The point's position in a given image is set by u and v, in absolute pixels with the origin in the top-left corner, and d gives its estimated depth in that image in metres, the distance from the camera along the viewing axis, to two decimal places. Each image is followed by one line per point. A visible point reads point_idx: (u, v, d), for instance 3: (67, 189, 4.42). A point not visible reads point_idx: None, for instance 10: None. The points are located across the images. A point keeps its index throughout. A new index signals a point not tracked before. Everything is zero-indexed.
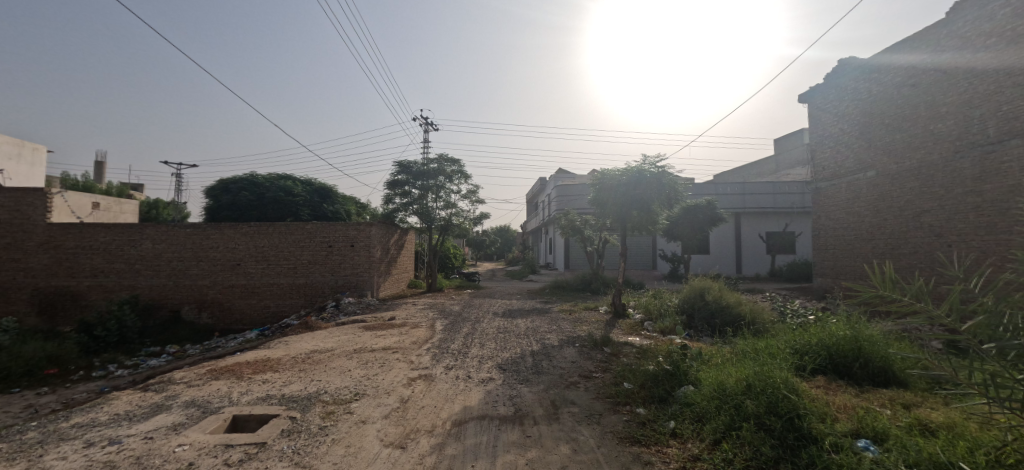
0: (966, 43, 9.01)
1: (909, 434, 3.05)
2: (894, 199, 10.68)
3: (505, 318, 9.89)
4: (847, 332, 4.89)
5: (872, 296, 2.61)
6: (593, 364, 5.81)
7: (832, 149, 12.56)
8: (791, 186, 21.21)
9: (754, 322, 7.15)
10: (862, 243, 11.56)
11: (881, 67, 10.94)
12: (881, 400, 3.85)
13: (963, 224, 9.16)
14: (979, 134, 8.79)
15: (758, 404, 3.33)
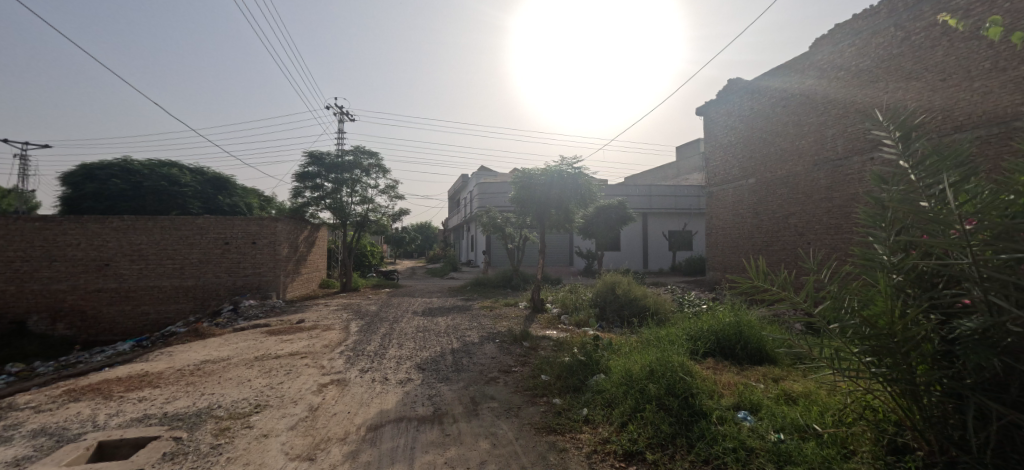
0: (823, 73, 10.70)
1: (776, 403, 3.58)
2: (768, 203, 12.35)
3: (425, 317, 9.70)
4: (732, 318, 5.55)
5: (750, 286, 3.03)
6: (513, 358, 5.93)
7: (721, 158, 14.14)
8: (689, 189, 23.50)
9: (657, 312, 7.83)
10: (743, 241, 13.21)
11: (760, 89, 12.59)
12: (756, 375, 4.47)
13: (819, 225, 10.86)
14: (831, 150, 10.51)
15: (659, 387, 3.67)
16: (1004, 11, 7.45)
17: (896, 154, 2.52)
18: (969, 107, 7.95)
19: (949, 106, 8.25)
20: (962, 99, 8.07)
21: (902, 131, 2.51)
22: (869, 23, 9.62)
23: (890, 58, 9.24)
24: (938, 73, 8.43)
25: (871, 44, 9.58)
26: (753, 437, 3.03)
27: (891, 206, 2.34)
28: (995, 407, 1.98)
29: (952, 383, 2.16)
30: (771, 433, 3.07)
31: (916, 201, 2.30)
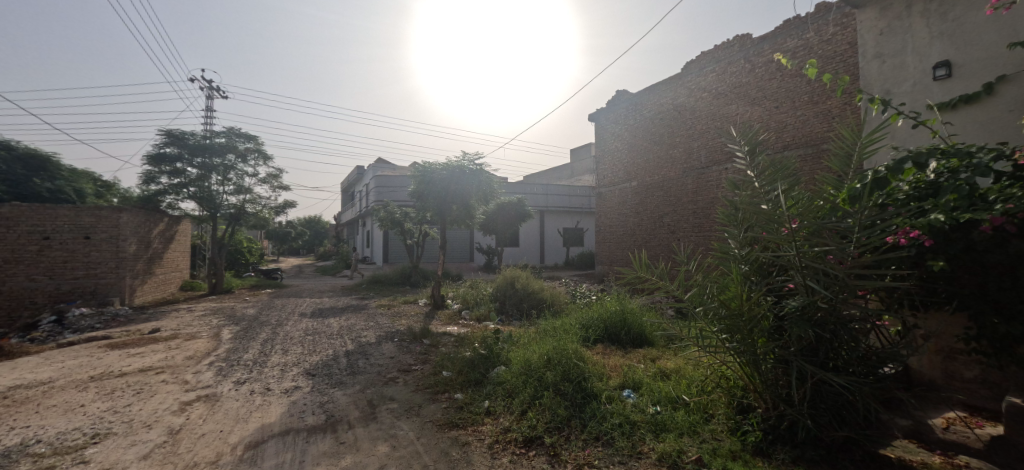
0: (691, 92, 12.27)
1: (653, 379, 4.06)
2: (647, 204, 13.81)
3: (314, 318, 8.96)
4: (617, 306, 6.13)
5: (631, 277, 3.39)
6: (413, 357, 5.80)
7: (609, 162, 15.39)
8: (582, 189, 25.23)
9: (553, 304, 8.28)
10: (627, 237, 14.59)
11: (642, 101, 13.98)
12: (637, 356, 5.01)
13: (687, 224, 12.48)
14: (697, 159, 12.14)
15: (555, 374, 3.91)
16: (818, 56, 9.32)
17: (745, 165, 3.02)
18: (794, 131, 9.82)
19: (781, 129, 10.10)
20: (789, 123, 9.93)
21: (750, 146, 2.98)
22: (726, 53, 11.32)
23: (741, 85, 10.97)
24: (773, 101, 10.26)
25: (727, 71, 11.28)
26: (636, 412, 3.40)
27: (741, 209, 2.81)
28: (809, 368, 2.54)
29: (781, 351, 2.70)
30: (650, 406, 3.49)
31: (758, 205, 2.80)
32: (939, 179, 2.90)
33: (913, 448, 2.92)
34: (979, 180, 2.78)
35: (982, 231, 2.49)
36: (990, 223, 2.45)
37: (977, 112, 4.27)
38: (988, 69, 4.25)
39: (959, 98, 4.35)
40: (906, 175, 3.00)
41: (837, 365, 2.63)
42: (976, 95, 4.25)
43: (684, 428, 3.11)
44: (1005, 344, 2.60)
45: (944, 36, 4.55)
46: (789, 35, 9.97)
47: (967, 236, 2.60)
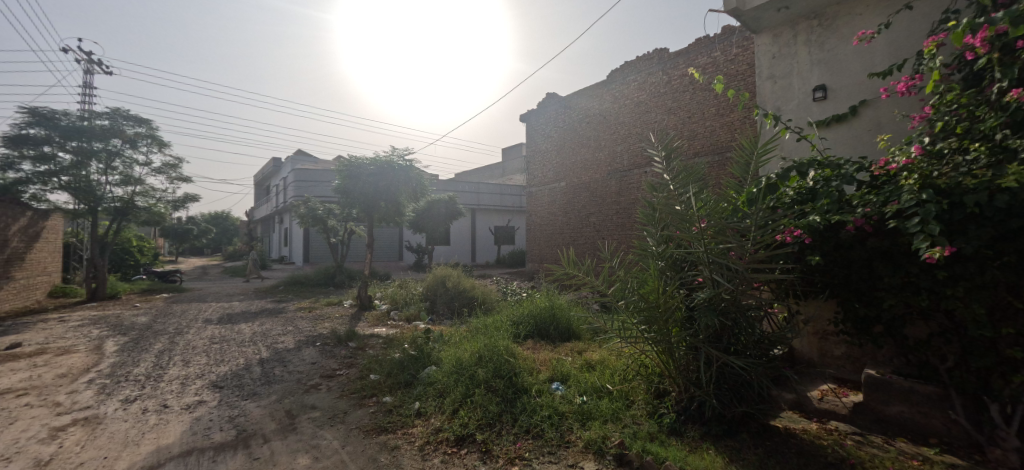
0: (616, 99, 12.98)
1: (580, 371, 4.25)
2: (575, 203, 14.37)
3: (222, 325, 8.14)
4: (547, 302, 6.33)
5: (559, 273, 3.54)
6: (337, 361, 5.51)
7: (539, 162, 15.76)
8: (513, 188, 25.60)
9: (484, 302, 8.32)
10: (556, 236, 15.06)
11: (571, 104, 14.50)
12: (566, 350, 5.22)
13: (611, 223, 13.19)
14: (620, 163, 12.89)
15: (487, 371, 3.95)
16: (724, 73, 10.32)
17: (662, 169, 3.28)
18: (704, 139, 10.80)
19: (692, 137, 11.04)
20: (699, 132, 10.89)
21: (666, 151, 3.27)
22: (646, 65, 12.14)
23: (659, 95, 11.83)
24: (686, 112, 11.19)
25: (647, 82, 12.10)
26: (564, 403, 3.54)
27: (658, 209, 3.10)
28: (715, 353, 2.84)
29: (692, 339, 2.97)
30: (578, 396, 3.65)
31: (673, 206, 3.08)
32: (816, 186, 3.36)
33: (795, 418, 3.42)
34: (846, 187, 3.26)
35: (848, 230, 2.94)
36: (854, 223, 2.89)
37: (847, 132, 4.29)
38: (859, 92, 4.26)
39: (833, 118, 4.34)
40: (792, 182, 3.45)
41: (737, 349, 2.96)
42: (848, 116, 4.26)
43: (607, 415, 3.30)
44: (863, 325, 3.11)
45: (822, 61, 4.51)
46: (700, 52, 10.92)
47: (837, 235, 3.06)
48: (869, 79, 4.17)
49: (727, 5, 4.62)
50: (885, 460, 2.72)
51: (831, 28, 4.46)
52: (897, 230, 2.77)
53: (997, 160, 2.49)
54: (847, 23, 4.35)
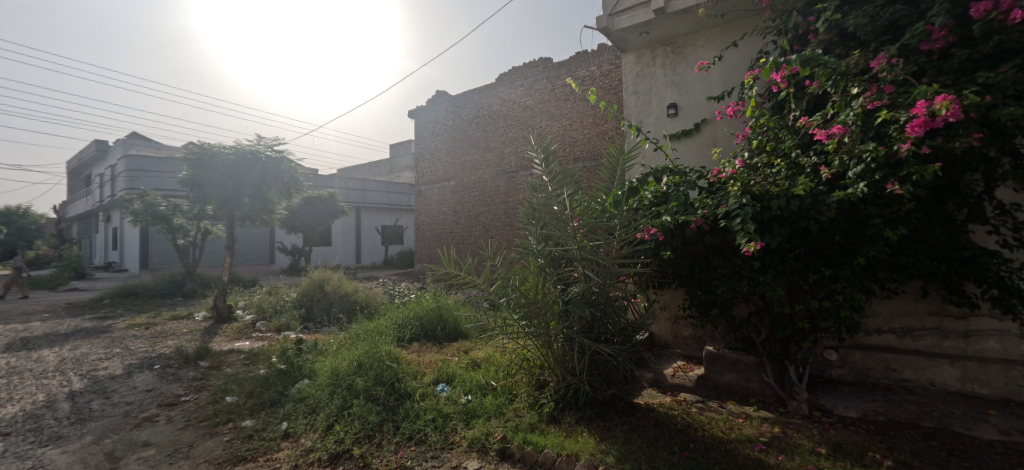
0: (504, 103, 13.35)
1: (465, 370, 4.26)
2: (464, 203, 14.36)
3: (11, 352, 6.32)
4: (434, 303, 6.24)
5: (441, 273, 3.49)
6: (182, 386, 4.67)
7: (428, 160, 15.43)
8: (401, 186, 24.70)
9: (368, 305, 7.86)
10: (445, 235, 14.88)
11: (460, 104, 14.50)
12: (452, 350, 5.21)
13: (499, 222, 13.48)
14: (508, 164, 13.27)
15: (366, 380, 3.72)
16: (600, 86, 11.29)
17: (542, 171, 3.45)
18: (582, 146, 11.68)
19: (572, 143, 11.86)
20: (578, 139, 11.75)
21: (544, 153, 3.43)
22: (533, 72, 12.72)
23: (543, 102, 12.47)
24: (567, 119, 11.99)
25: (533, 88, 12.67)
26: (448, 404, 3.51)
27: (537, 209, 3.25)
28: (587, 342, 3.09)
29: (567, 331, 3.17)
30: (462, 396, 3.65)
31: (551, 205, 3.26)
32: (669, 190, 3.83)
33: (654, 393, 3.90)
34: (690, 192, 3.78)
35: (691, 228, 3.42)
36: (695, 223, 3.36)
37: (692, 145, 5.00)
38: (700, 112, 4.99)
39: (681, 132, 5.02)
40: (650, 186, 3.88)
41: (606, 337, 3.24)
42: (692, 132, 4.98)
43: (491, 411, 3.36)
44: (703, 309, 3.66)
45: (673, 83, 5.20)
46: (579, 65, 11.77)
47: (683, 232, 3.55)
48: (706, 102, 4.91)
49: (599, 23, 5.04)
50: (719, 421, 3.26)
51: (681, 55, 5.15)
52: (726, 229, 3.31)
53: (792, 173, 3.12)
54: (693, 52, 5.06)
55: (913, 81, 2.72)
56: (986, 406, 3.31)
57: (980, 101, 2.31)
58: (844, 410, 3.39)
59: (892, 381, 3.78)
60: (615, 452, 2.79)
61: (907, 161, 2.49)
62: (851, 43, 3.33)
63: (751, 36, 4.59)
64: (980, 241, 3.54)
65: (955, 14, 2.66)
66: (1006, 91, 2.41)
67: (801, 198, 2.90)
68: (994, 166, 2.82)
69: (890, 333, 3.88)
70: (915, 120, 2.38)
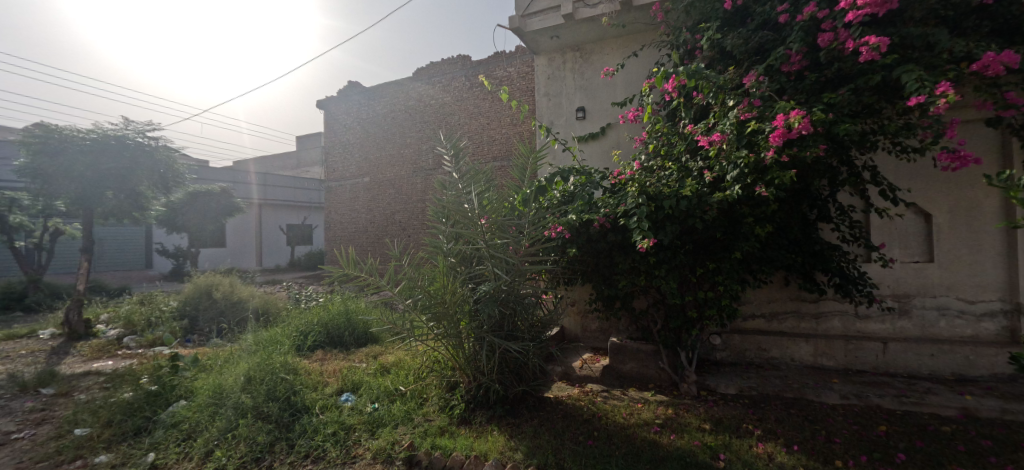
0: (421, 98, 12.99)
1: (373, 377, 4.06)
2: (379, 200, 13.70)
3: None
4: (342, 308, 5.86)
5: (342, 274, 3.26)
6: (14, 421, 3.83)
7: (339, 154, 14.49)
8: (308, 182, 22.92)
9: (266, 313, 7.15)
10: (358, 234, 14.07)
11: (375, 97, 13.84)
12: (360, 356, 4.93)
13: (416, 221, 13.06)
14: (425, 161, 12.93)
15: (255, 396, 3.35)
16: (517, 87, 11.46)
17: (451, 167, 3.38)
18: (500, 145, 11.77)
19: (490, 142, 11.90)
20: (496, 139, 11.81)
21: (454, 150, 3.37)
22: (451, 69, 12.54)
23: (462, 100, 12.35)
24: (485, 119, 12.00)
25: (452, 85, 12.49)
26: (352, 415, 3.32)
27: (446, 207, 3.19)
28: (496, 341, 3.12)
29: (477, 330, 3.16)
30: (369, 405, 3.49)
31: (461, 203, 3.21)
32: (575, 190, 3.99)
33: (563, 386, 4.05)
34: (595, 192, 3.97)
35: (595, 226, 3.58)
36: (598, 221, 3.52)
37: (598, 147, 5.27)
38: (605, 116, 5.27)
39: (589, 135, 5.26)
40: (558, 185, 4.00)
41: (516, 334, 3.30)
42: (598, 135, 5.24)
43: (399, 418, 3.26)
44: (607, 302, 3.88)
45: (582, 87, 5.42)
46: (497, 65, 11.84)
47: (587, 230, 3.72)
48: (611, 107, 5.20)
49: (512, 23, 5.06)
50: (621, 408, 3.46)
51: (588, 61, 5.38)
52: (625, 227, 3.52)
53: (681, 176, 3.40)
54: (599, 60, 5.32)
55: (775, 97, 3.09)
56: (831, 376, 3.92)
57: (825, 117, 2.69)
58: (726, 388, 3.79)
59: (763, 359, 4.32)
60: (524, 448, 2.86)
61: (771, 167, 2.83)
62: (729, 61, 3.73)
63: (648, 49, 4.96)
64: (827, 237, 4.18)
65: (806, 42, 3.10)
66: (843, 110, 2.85)
67: (688, 199, 3.18)
68: (836, 173, 3.34)
69: (761, 317, 4.44)
70: (776, 132, 2.69)
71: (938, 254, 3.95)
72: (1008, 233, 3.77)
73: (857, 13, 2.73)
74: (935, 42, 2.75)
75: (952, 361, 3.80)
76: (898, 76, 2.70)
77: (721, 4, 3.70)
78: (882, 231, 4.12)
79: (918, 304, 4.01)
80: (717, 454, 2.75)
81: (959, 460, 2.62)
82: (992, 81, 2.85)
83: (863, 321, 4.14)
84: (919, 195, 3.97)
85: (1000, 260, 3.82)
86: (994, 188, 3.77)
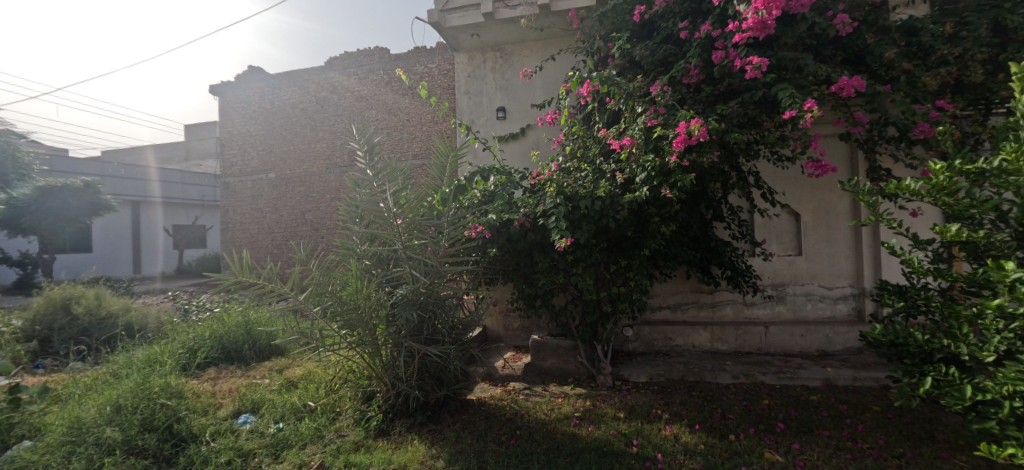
0: (334, 90, 12.16)
1: (277, 394, 3.81)
2: (287, 199, 12.57)
3: None
4: (240, 319, 5.26)
5: (235, 283, 2.89)
6: None
7: (238, 147, 13.06)
8: (200, 177, 20.35)
9: (145, 328, 6.19)
10: (264, 236, 12.78)
11: (280, 85, 12.68)
12: (262, 372, 4.47)
13: (330, 220, 12.22)
14: (339, 157, 12.14)
15: (124, 429, 2.92)
16: (437, 84, 11.22)
17: (365, 164, 3.18)
18: (421, 143, 11.44)
19: (410, 139, 11.52)
20: (417, 136, 11.46)
21: (368, 146, 3.16)
22: (367, 61, 11.92)
23: (379, 94, 11.79)
24: (405, 115, 11.59)
25: (368, 78, 11.87)
26: (252, 440, 3.09)
27: (360, 206, 2.99)
28: (416, 346, 3.01)
29: (395, 336, 3.03)
30: (271, 425, 3.28)
31: (375, 203, 3.04)
32: (495, 189, 3.97)
33: (486, 387, 4.03)
34: (515, 191, 4.00)
35: (515, 225, 3.59)
36: (518, 220, 3.54)
37: (518, 147, 5.34)
38: (525, 117, 5.35)
39: (509, 136, 5.30)
40: (478, 185, 3.95)
41: (436, 337, 3.21)
42: (519, 135, 5.30)
43: (308, 437, 3.09)
44: (528, 301, 3.93)
45: (502, 88, 5.44)
46: (417, 60, 11.49)
47: (508, 230, 3.72)
48: (530, 108, 5.29)
49: (430, 17, 4.88)
50: (542, 404, 3.53)
51: (508, 61, 5.41)
52: (544, 227, 3.59)
53: (595, 177, 3.54)
54: (518, 61, 5.37)
55: (677, 106, 3.34)
56: (725, 358, 4.36)
57: (718, 127, 2.97)
58: (637, 376, 4.04)
59: (669, 347, 4.68)
60: (446, 455, 2.80)
61: (674, 170, 3.06)
62: (637, 70, 3.98)
63: (565, 53, 5.12)
64: (720, 234, 4.64)
65: (703, 58, 3.39)
66: (733, 120, 3.16)
67: (602, 199, 3.32)
68: (727, 177, 3.71)
69: (667, 309, 4.80)
70: (678, 138, 2.91)
71: (805, 247, 4.58)
72: (856, 229, 4.49)
73: (743, 35, 3.05)
74: (803, 65, 3.17)
75: (817, 339, 4.43)
76: (775, 93, 3.06)
77: (631, 16, 3.93)
78: (763, 229, 4.68)
79: (791, 291, 4.62)
80: (631, 440, 2.91)
81: (824, 424, 3.05)
82: (844, 102, 3.36)
83: (750, 308, 4.67)
84: (792, 197, 4.56)
85: (849, 252, 4.54)
86: (846, 192, 4.47)
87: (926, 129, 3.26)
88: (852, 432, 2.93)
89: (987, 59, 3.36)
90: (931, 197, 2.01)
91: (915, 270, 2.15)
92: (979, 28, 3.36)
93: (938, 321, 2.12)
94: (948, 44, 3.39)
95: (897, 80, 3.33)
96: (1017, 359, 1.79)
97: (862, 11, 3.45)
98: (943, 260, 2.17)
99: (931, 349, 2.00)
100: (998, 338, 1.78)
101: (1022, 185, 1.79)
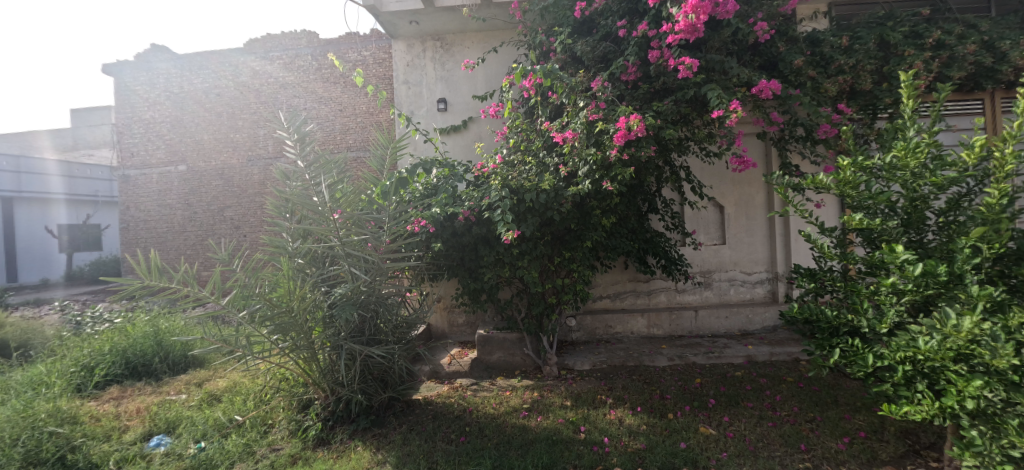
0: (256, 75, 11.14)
1: (197, 410, 3.46)
2: (201, 193, 11.38)
3: None
4: (148, 329, 4.67)
5: (142, 287, 2.53)
6: None
7: (140, 136, 11.60)
8: (88, 169, 17.90)
9: (25, 345, 5.28)
10: (174, 235, 11.50)
11: (191, 67, 11.40)
12: (177, 387, 4.02)
13: (254, 217, 11.24)
14: (263, 149, 11.18)
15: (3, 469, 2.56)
16: (373, 73, 10.71)
17: (296, 155, 2.91)
18: (355, 135, 10.86)
19: (344, 130, 10.88)
20: (351, 127, 10.86)
21: (298, 135, 2.89)
22: (294, 45, 11.11)
23: (308, 81, 11.01)
24: (337, 105, 10.92)
25: (295, 63, 11.05)
26: (169, 462, 2.78)
27: (291, 200, 2.75)
28: (357, 347, 2.86)
29: (333, 338, 2.86)
30: (191, 446, 2.95)
31: (308, 197, 2.82)
32: (438, 182, 3.84)
33: (432, 385, 3.94)
34: (458, 184, 3.90)
35: (459, 219, 3.51)
36: (463, 214, 3.46)
37: (460, 140, 5.27)
38: (467, 109, 5.27)
39: (451, 128, 5.20)
40: (420, 178, 3.80)
41: (379, 338, 3.07)
42: (460, 128, 5.23)
43: (235, 455, 2.83)
44: (473, 296, 3.88)
45: (443, 78, 5.30)
46: (350, 47, 10.91)
47: (452, 224, 3.63)
48: (472, 100, 5.22)
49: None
50: (490, 399, 3.50)
51: (449, 51, 5.28)
52: (488, 221, 3.56)
53: (539, 170, 3.55)
54: (460, 52, 5.27)
55: (616, 102, 3.42)
56: (660, 342, 4.63)
57: (655, 124, 3.08)
58: (581, 365, 4.15)
59: (609, 334, 4.87)
60: (394, 459, 2.71)
61: (614, 164, 3.15)
62: (578, 65, 4.05)
63: (508, 46, 5.11)
64: (654, 225, 4.91)
65: (639, 56, 3.52)
66: (667, 117, 3.33)
67: (546, 192, 3.35)
68: (660, 171, 3.89)
69: (608, 298, 5.00)
70: (618, 132, 2.97)
71: (728, 237, 4.97)
72: (770, 220, 4.94)
73: (674, 36, 3.20)
74: (728, 68, 3.39)
75: (739, 320, 4.85)
76: (704, 93, 3.25)
77: (571, 12, 3.99)
78: (692, 220, 5.02)
79: (717, 277, 4.99)
80: (578, 427, 2.99)
81: (749, 396, 3.34)
82: (763, 103, 3.67)
83: (681, 294, 4.99)
84: (717, 190, 4.92)
85: (765, 240, 5.00)
86: (762, 185, 4.90)
87: (829, 129, 3.60)
88: (771, 402, 3.23)
89: (875, 69, 3.85)
90: (838, 191, 2.19)
91: (824, 254, 2.35)
92: (868, 43, 3.85)
93: (841, 298, 2.36)
94: (844, 55, 3.83)
95: (804, 85, 3.70)
96: (905, 329, 2.04)
97: (775, 21, 3.68)
98: (844, 246, 2.40)
99: (839, 324, 2.21)
100: (892, 311, 2.02)
101: (908, 178, 2.04)
